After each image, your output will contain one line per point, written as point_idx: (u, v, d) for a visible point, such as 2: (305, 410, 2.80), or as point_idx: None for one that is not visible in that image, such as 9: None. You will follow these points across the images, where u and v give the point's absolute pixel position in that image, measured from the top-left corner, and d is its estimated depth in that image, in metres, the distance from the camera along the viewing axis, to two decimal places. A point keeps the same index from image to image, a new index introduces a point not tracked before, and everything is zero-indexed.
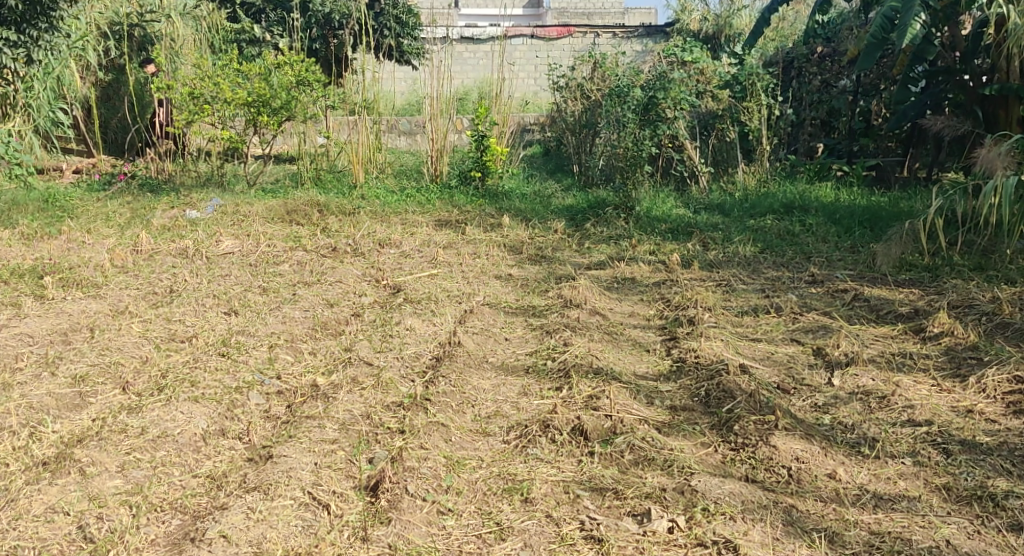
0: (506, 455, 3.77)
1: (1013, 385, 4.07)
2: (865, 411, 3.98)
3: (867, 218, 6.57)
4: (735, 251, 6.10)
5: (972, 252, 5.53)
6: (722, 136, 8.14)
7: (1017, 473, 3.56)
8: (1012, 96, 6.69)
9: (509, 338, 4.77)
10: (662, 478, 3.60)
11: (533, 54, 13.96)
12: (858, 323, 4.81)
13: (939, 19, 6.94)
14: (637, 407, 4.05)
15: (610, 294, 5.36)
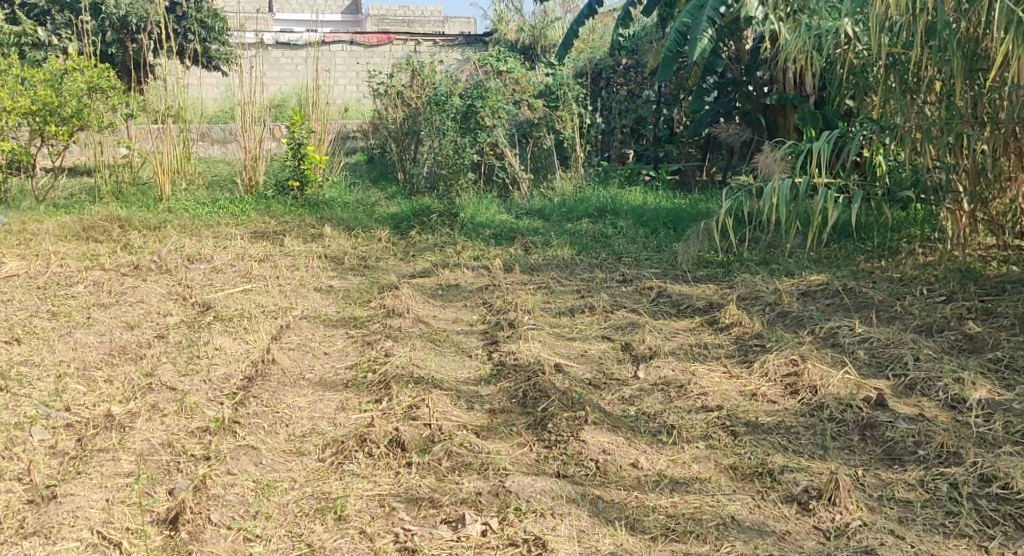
0: (321, 473, 3.70)
1: (793, 367, 4.31)
2: (666, 401, 4.14)
3: (671, 220, 6.84)
4: (554, 254, 6.22)
5: (759, 248, 5.90)
6: (538, 143, 8.30)
7: (794, 450, 3.77)
8: (790, 105, 7.14)
9: (328, 352, 4.69)
10: (477, 483, 3.62)
11: (353, 61, 13.79)
12: (661, 318, 5.01)
13: (724, 34, 7.32)
14: (456, 413, 4.06)
15: (432, 302, 5.36)
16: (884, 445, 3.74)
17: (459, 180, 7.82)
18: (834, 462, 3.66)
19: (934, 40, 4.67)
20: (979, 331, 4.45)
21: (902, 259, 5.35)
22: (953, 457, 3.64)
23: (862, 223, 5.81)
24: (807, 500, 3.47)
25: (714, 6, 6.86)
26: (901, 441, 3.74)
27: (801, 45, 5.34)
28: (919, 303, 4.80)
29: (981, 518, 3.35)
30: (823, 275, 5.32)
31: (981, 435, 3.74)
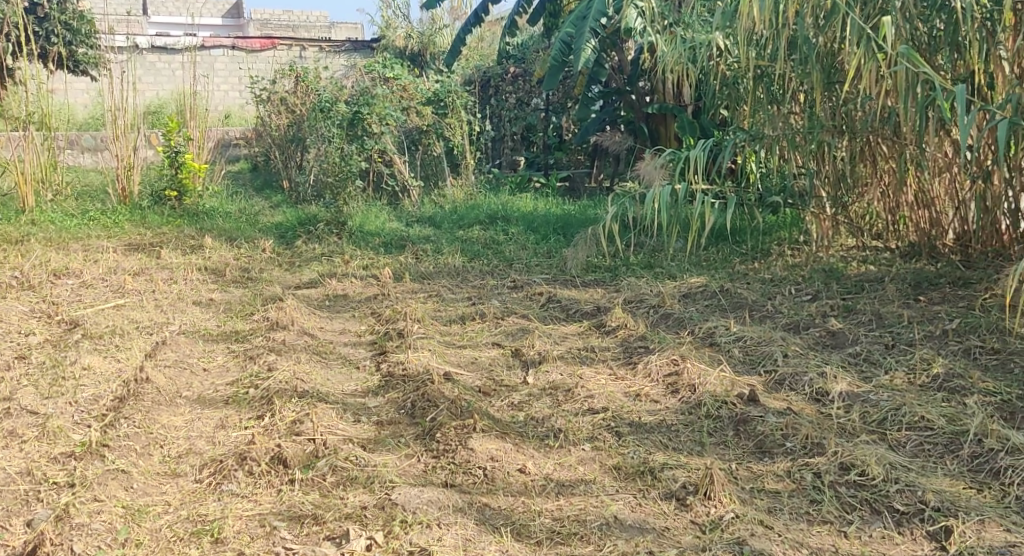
0: (197, 496, 3.54)
1: (675, 366, 4.28)
2: (554, 405, 4.04)
3: (560, 226, 6.89)
4: (445, 262, 6.14)
5: (643, 252, 6.00)
6: (427, 150, 8.13)
7: (674, 447, 3.70)
8: (669, 115, 7.39)
9: (208, 368, 4.51)
10: (363, 496, 3.48)
11: (234, 66, 13.39)
12: (550, 323, 4.99)
13: (607, 45, 7.44)
14: (341, 427, 3.91)
15: (319, 313, 5.23)
16: (755, 439, 3.70)
17: (347, 189, 7.59)
18: (709, 457, 3.60)
19: (796, 53, 4.80)
20: (841, 327, 4.54)
21: (773, 261, 5.53)
22: (817, 448, 3.61)
23: (736, 227, 6.03)
24: (684, 495, 3.40)
25: (596, 18, 6.93)
26: (771, 434, 3.70)
27: (677, 57, 5.37)
28: (786, 303, 4.91)
29: (841, 504, 3.32)
30: (701, 277, 5.42)
31: (841, 425, 3.74)
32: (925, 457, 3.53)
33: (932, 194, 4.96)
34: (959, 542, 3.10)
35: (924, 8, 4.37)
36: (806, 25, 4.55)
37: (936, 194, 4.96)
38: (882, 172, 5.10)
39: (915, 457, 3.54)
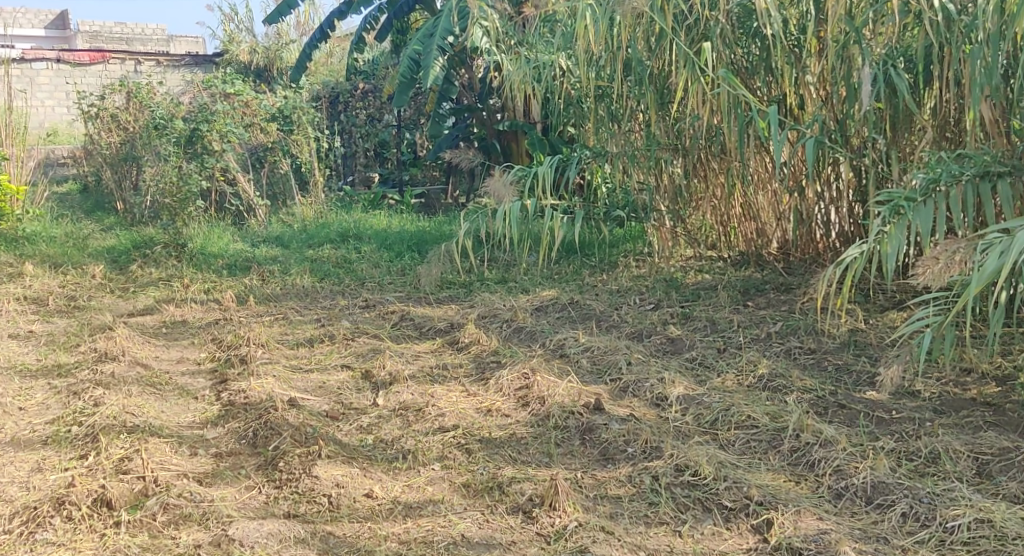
0: (4, 548, 2.73)
1: (525, 381, 3.51)
2: (404, 426, 3.28)
3: (416, 242, 5.97)
4: (292, 283, 5.14)
5: (499, 267, 5.11)
6: (274, 166, 7.12)
7: (523, 461, 3.04)
8: (520, 132, 6.77)
9: (24, 407, 3.60)
10: (196, 534, 2.78)
11: (60, 80, 12.21)
12: (402, 342, 4.05)
13: (455, 63, 6.88)
14: (175, 462, 3.13)
15: (154, 341, 4.28)
16: (597, 446, 3.06)
17: (186, 210, 6.41)
18: (556, 469, 2.96)
19: (632, 74, 4.41)
20: (681, 333, 3.92)
21: (618, 273, 4.81)
22: (654, 452, 3.00)
23: (583, 238, 5.18)
24: (531, 508, 2.80)
25: (442, 35, 6.35)
26: (614, 440, 3.07)
27: (522, 76, 4.73)
28: (630, 312, 4.23)
29: (674, 504, 2.77)
30: (552, 290, 4.63)
31: (677, 428, 3.14)
32: (751, 455, 2.96)
33: (757, 207, 4.49)
34: (778, 533, 2.59)
35: (742, 32, 4.13)
36: (636, 48, 4.20)
37: (762, 205, 4.46)
38: (712, 187, 4.56)
39: (742, 456, 2.96)
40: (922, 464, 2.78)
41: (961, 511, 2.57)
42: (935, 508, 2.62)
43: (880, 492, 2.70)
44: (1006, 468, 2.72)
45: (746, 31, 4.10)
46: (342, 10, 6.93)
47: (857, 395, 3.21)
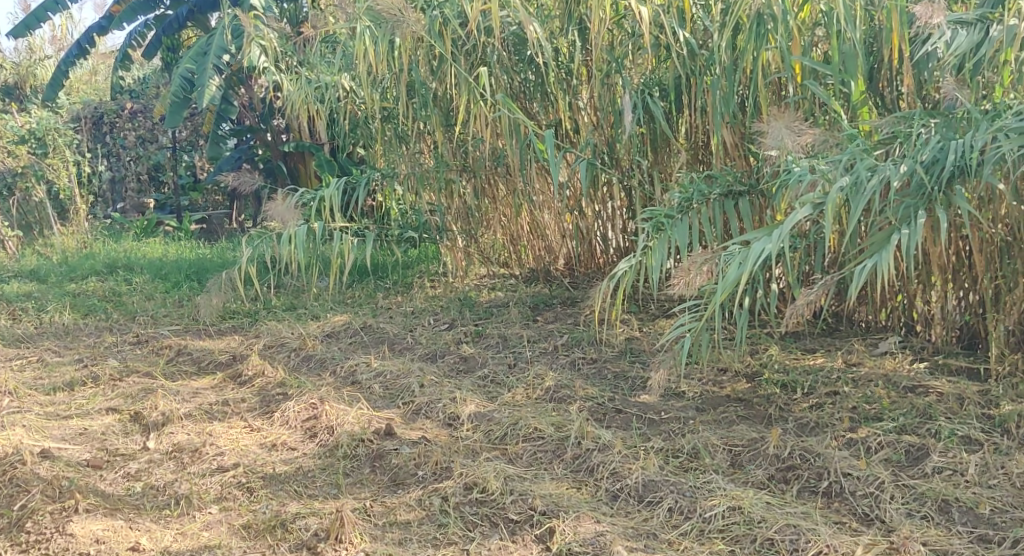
0: None
1: (312, 412, 3.39)
2: (178, 468, 3.12)
3: (194, 271, 5.73)
4: (50, 320, 4.83)
5: (287, 293, 4.85)
6: (26, 194, 6.69)
7: (309, 496, 2.93)
8: (309, 152, 6.41)
9: None
10: None
11: None
12: (177, 380, 3.83)
13: (232, 83, 6.34)
14: None
15: None
16: (386, 473, 2.98)
17: None
18: (344, 500, 2.86)
19: (416, 95, 4.10)
20: (473, 351, 3.82)
21: (414, 294, 4.55)
22: (443, 472, 2.95)
23: (375, 259, 4.90)
24: (315, 544, 2.67)
25: (218, 53, 5.84)
26: (404, 465, 3.00)
27: (303, 97, 4.24)
28: (425, 333, 4.07)
29: (462, 523, 2.72)
30: (345, 314, 4.40)
31: (467, 446, 3.09)
32: (536, 467, 2.96)
33: (543, 223, 4.26)
34: (560, 540, 2.59)
35: (518, 59, 3.88)
36: (418, 72, 3.91)
37: (547, 222, 4.25)
38: (501, 208, 4.33)
39: (527, 468, 2.96)
40: (687, 460, 2.89)
41: (716, 501, 2.67)
42: (696, 500, 2.71)
43: (650, 490, 2.77)
44: (755, 457, 2.86)
45: (519, 58, 3.87)
46: (103, 24, 6.54)
47: (632, 400, 3.29)
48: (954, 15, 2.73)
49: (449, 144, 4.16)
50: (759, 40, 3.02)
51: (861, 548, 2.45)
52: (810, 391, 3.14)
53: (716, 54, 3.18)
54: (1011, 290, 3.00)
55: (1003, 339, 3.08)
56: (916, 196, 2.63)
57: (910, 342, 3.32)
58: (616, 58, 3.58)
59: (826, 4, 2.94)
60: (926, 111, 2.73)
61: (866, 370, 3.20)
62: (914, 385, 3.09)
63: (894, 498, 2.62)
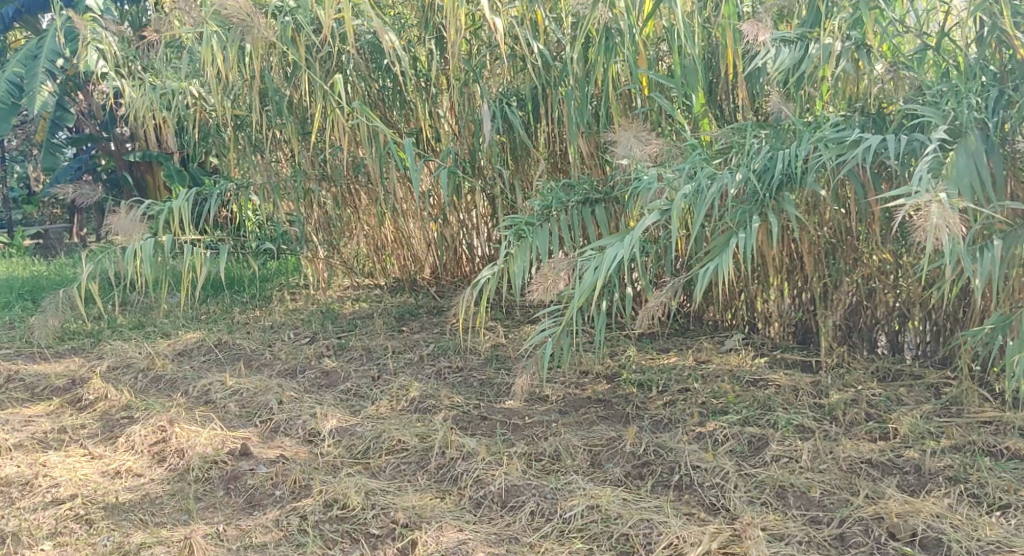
0: None
1: (160, 435, 3.27)
2: (7, 504, 2.95)
3: (28, 290, 5.47)
4: None
5: (134, 310, 4.68)
6: None
7: (155, 524, 2.83)
8: (156, 162, 6.18)
9: None
10: None
11: None
12: (5, 408, 3.60)
13: (69, 89, 6.07)
14: None
15: None
16: (242, 495, 2.93)
17: None
18: (194, 525, 2.78)
19: (269, 103, 3.99)
20: (335, 365, 3.79)
21: (273, 307, 4.50)
22: (303, 491, 2.92)
23: (230, 273, 4.81)
24: None
25: (51, 57, 5.58)
26: (260, 486, 2.95)
27: (146, 103, 4.03)
28: (284, 348, 4.01)
29: (322, 541, 2.71)
30: (199, 331, 4.29)
31: (329, 462, 3.07)
32: (399, 479, 2.97)
33: (408, 232, 4.26)
34: (422, 551, 2.61)
35: (375, 65, 3.82)
36: (270, 77, 3.77)
37: (411, 231, 4.25)
38: (363, 216, 4.32)
39: (391, 481, 2.97)
40: (549, 462, 2.96)
41: (576, 501, 2.75)
42: (557, 502, 2.78)
43: (512, 495, 2.83)
44: (613, 455, 2.96)
45: (377, 66, 3.82)
46: None
47: (497, 406, 3.34)
48: (779, 33, 2.88)
49: (308, 153, 4.08)
50: (608, 53, 3.12)
51: (707, 537, 2.55)
52: (664, 389, 3.27)
53: (569, 65, 3.25)
54: (837, 289, 3.22)
55: (830, 333, 3.30)
56: (750, 201, 2.79)
57: (751, 339, 3.50)
58: (474, 69, 3.59)
59: (667, 20, 3.07)
60: (757, 123, 2.90)
61: (714, 366, 3.36)
62: (755, 378, 3.27)
63: (737, 487, 2.76)
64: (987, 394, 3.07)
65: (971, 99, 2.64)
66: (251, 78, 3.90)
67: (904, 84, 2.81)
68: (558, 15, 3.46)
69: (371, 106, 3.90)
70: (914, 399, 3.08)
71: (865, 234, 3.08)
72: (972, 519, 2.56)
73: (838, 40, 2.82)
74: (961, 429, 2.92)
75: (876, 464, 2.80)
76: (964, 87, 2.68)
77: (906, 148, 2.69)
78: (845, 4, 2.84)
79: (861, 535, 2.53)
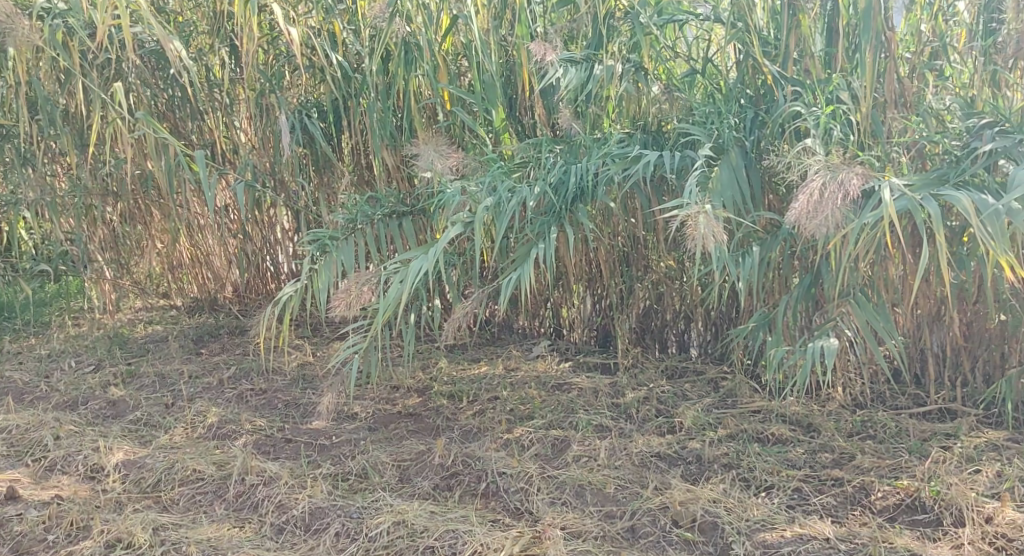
0: None
1: None
2: None
3: None
4: None
5: None
6: None
7: None
8: None
9: None
10: None
11: None
12: None
13: None
14: None
15: None
16: (6, 542, 2.74)
17: None
18: None
19: (40, 112, 3.71)
20: (123, 395, 3.57)
21: (51, 333, 4.17)
22: (80, 533, 2.78)
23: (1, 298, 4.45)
24: None
25: None
26: (30, 531, 2.78)
27: None
28: (63, 379, 3.73)
29: None
30: None
31: (114, 499, 2.93)
32: (194, 511, 2.88)
33: (206, 248, 4.12)
34: None
35: (162, 73, 3.64)
36: (40, 84, 3.54)
37: (212, 246, 4.11)
38: (155, 233, 4.14)
39: (185, 514, 2.87)
40: (356, 482, 2.95)
41: (381, 518, 2.76)
42: (363, 521, 2.78)
43: (317, 518, 2.81)
44: (422, 469, 2.98)
45: (162, 73, 3.63)
46: None
47: (303, 427, 3.27)
48: (566, 53, 2.94)
49: (86, 166, 3.80)
50: (408, 67, 3.16)
51: (510, 542, 2.63)
52: (475, 399, 3.32)
53: (369, 77, 3.27)
54: (632, 294, 3.37)
55: (627, 335, 3.47)
56: (549, 214, 2.87)
57: (557, 344, 3.62)
58: (270, 79, 3.48)
59: (465, 36, 3.13)
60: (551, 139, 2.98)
61: (522, 374, 3.44)
62: (559, 383, 3.37)
63: (540, 490, 2.84)
64: (756, 385, 3.25)
65: (730, 118, 2.85)
66: (17, 85, 3.65)
67: (678, 104, 2.98)
68: (355, 27, 3.38)
69: (158, 117, 3.70)
70: (696, 393, 3.26)
71: (652, 241, 3.22)
72: (742, 501, 2.74)
73: (619, 61, 2.97)
74: (734, 418, 3.10)
75: (664, 457, 2.95)
76: (724, 108, 2.87)
77: (679, 163, 2.84)
78: (624, 28, 2.99)
79: (650, 526, 2.69)
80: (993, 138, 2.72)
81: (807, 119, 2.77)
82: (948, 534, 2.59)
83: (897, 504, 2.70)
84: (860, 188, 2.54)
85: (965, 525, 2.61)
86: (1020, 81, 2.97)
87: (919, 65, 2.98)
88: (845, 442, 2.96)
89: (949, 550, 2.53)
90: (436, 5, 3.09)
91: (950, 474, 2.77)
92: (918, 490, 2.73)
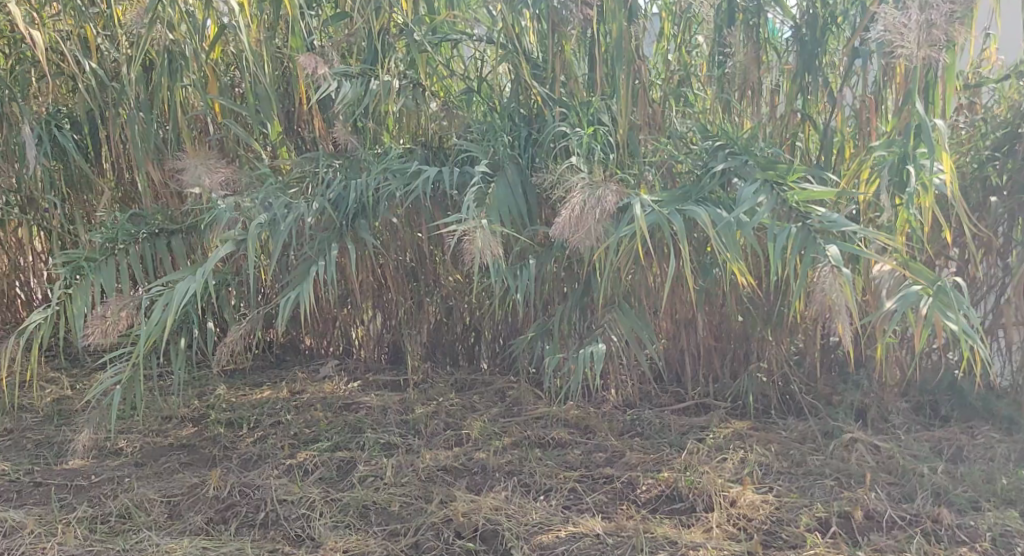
0: None
1: None
2: None
3: None
4: None
5: None
6: None
7: None
8: None
9: None
10: None
11: None
12: None
13: None
14: None
15: None
16: None
17: None
18: None
19: None
20: None
21: None
22: None
23: None
24: None
25: None
26: None
27: None
28: None
29: None
30: None
31: None
32: None
33: None
34: None
35: None
36: None
37: None
38: None
39: None
40: (116, 523, 2.72)
41: None
42: None
43: None
44: (193, 504, 2.80)
45: None
46: None
47: (57, 468, 2.96)
48: (341, 67, 2.95)
49: None
50: (172, 77, 3.00)
51: None
52: (255, 425, 3.18)
53: (128, 86, 3.04)
54: (420, 309, 3.38)
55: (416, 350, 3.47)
56: (330, 231, 2.83)
57: (345, 364, 3.54)
58: (9, 85, 3.14)
59: (234, 45, 3.01)
60: (329, 153, 2.93)
61: (307, 396, 3.33)
62: (347, 403, 3.30)
63: (322, 514, 2.77)
64: (539, 392, 3.36)
65: (504, 137, 2.96)
66: None
67: (455, 121, 3.07)
68: (111, 32, 3.14)
69: None
70: (484, 404, 3.31)
71: (437, 257, 3.26)
72: (521, 506, 2.82)
73: (395, 77, 2.99)
74: (518, 426, 3.19)
75: (450, 469, 2.98)
76: (498, 126, 2.98)
77: (458, 180, 2.93)
78: (399, 45, 3.02)
79: (433, 539, 2.69)
80: (726, 158, 2.92)
81: (571, 139, 2.91)
82: (699, 520, 2.78)
83: (658, 496, 2.88)
84: (615, 205, 2.69)
85: (713, 509, 2.82)
86: (749, 111, 3.25)
87: (668, 91, 3.18)
88: (617, 441, 3.12)
89: (701, 534, 2.72)
90: (201, 14, 2.96)
91: (702, 463, 3.00)
92: (675, 481, 2.92)
